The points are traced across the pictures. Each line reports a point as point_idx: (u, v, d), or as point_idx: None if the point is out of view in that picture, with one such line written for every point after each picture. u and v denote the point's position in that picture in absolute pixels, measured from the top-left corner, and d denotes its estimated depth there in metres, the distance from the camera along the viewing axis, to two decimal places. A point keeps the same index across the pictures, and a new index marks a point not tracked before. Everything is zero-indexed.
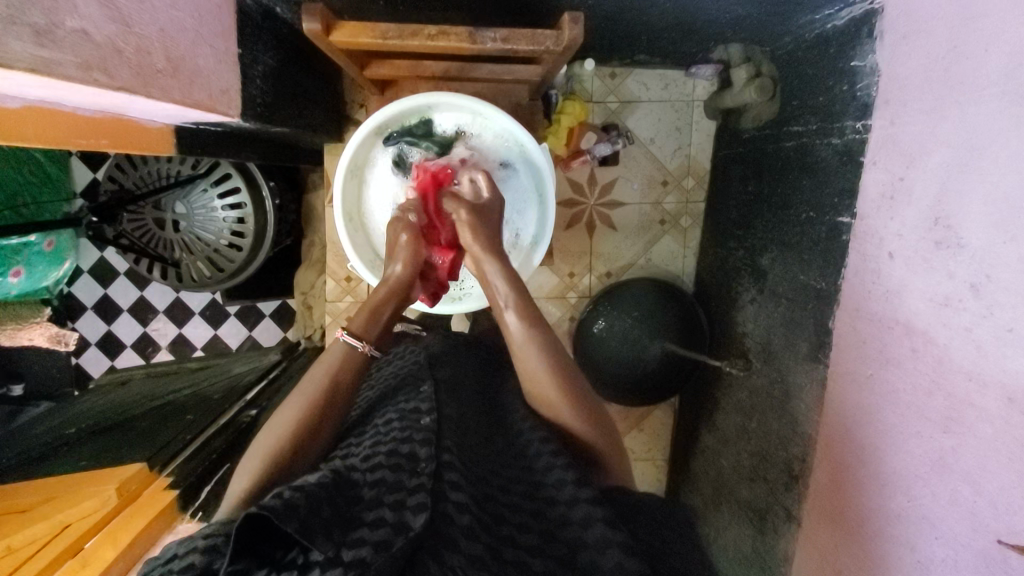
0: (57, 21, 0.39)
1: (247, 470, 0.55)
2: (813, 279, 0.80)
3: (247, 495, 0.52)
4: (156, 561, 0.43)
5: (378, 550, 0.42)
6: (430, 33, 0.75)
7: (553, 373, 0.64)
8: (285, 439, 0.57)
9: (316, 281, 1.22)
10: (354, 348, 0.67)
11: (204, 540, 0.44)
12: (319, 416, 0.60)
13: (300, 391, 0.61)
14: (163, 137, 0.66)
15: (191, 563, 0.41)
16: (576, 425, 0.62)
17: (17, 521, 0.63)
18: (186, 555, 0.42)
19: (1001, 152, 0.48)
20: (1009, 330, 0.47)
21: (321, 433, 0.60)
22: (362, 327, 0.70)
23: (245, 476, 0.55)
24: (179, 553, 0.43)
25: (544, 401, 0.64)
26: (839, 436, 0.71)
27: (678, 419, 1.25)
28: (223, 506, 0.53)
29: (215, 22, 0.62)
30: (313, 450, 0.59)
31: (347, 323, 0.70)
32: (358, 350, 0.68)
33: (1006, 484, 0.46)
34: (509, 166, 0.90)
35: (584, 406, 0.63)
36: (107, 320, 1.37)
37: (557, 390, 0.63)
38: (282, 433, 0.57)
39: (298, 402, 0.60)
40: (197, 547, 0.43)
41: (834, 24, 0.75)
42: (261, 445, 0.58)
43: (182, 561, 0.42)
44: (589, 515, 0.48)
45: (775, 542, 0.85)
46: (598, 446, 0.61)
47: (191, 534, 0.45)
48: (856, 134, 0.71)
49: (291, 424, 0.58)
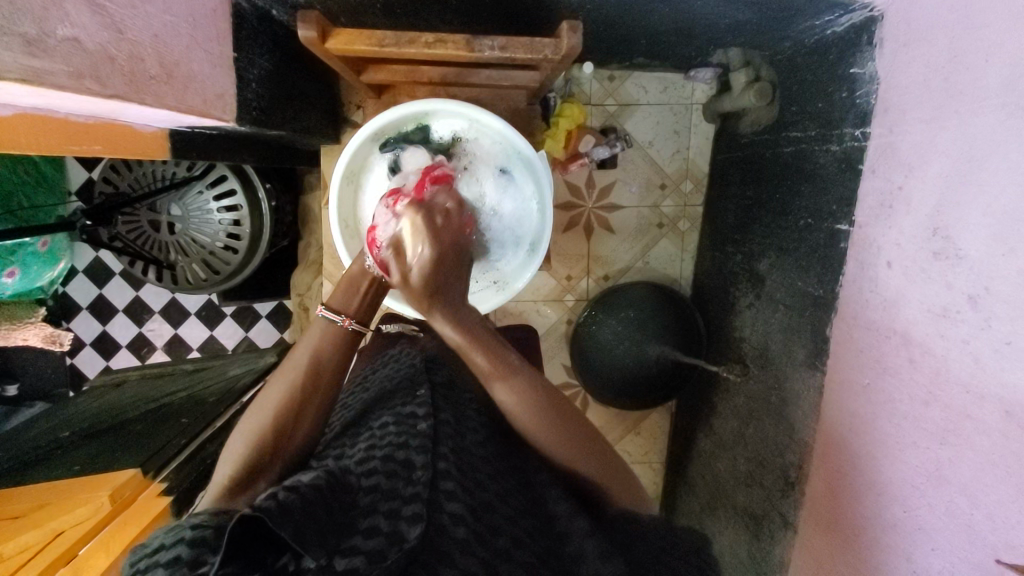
0: (48, 30, 0.39)
1: (231, 457, 0.56)
2: (811, 285, 0.80)
3: (233, 484, 0.54)
4: (142, 551, 0.43)
5: (372, 561, 0.42)
6: (427, 41, 0.75)
7: (537, 409, 0.61)
8: (272, 428, 0.57)
9: (312, 283, 1.20)
10: (334, 323, 0.67)
11: (193, 530, 0.44)
12: (304, 405, 0.60)
13: (283, 378, 0.61)
14: (158, 141, 0.66)
15: (177, 556, 0.41)
16: (572, 458, 0.60)
17: (11, 527, 0.63)
18: (172, 547, 0.42)
19: (1000, 166, 0.48)
20: (1007, 343, 0.46)
21: (307, 426, 0.60)
22: (340, 301, 0.70)
23: (229, 463, 0.56)
24: (168, 544, 0.43)
25: (541, 440, 0.61)
26: (837, 444, 0.71)
27: (675, 423, 1.25)
28: (206, 495, 0.54)
29: (211, 27, 0.62)
30: (301, 438, 0.59)
31: (326, 300, 0.69)
32: (339, 325, 0.67)
33: (1004, 498, 0.46)
34: (509, 173, 0.89)
35: (581, 439, 0.61)
36: (102, 319, 1.36)
37: (546, 424, 0.60)
38: (267, 424, 0.57)
39: (282, 393, 0.59)
40: (185, 538, 0.43)
41: (834, 30, 0.74)
42: (244, 436, 0.57)
43: (170, 554, 0.41)
44: (583, 549, 0.51)
45: (772, 549, 0.85)
46: (602, 473, 0.60)
47: (179, 525, 0.45)
48: (856, 141, 0.71)
49: (276, 410, 0.58)
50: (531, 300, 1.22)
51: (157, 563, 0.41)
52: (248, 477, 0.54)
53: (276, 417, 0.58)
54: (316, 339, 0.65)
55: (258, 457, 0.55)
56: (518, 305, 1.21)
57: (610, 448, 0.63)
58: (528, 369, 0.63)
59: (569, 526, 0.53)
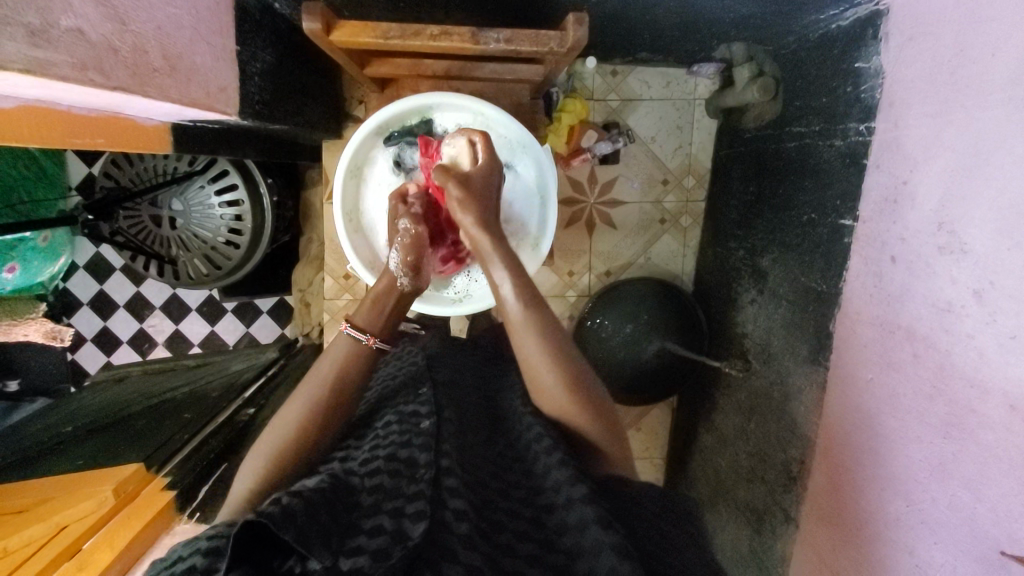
0: (51, 21, 0.39)
1: (250, 471, 0.55)
2: (814, 281, 0.80)
3: (252, 496, 0.52)
4: (160, 564, 0.43)
5: (376, 559, 0.42)
6: (432, 33, 0.74)
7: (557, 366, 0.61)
8: (290, 440, 0.56)
9: (314, 279, 1.23)
10: (359, 342, 0.66)
11: (208, 540, 0.43)
12: (325, 417, 0.59)
13: (304, 393, 0.60)
14: (159, 135, 0.65)
15: (193, 565, 0.40)
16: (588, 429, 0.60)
17: (15, 520, 0.63)
18: (188, 557, 0.41)
19: (1007, 160, 0.48)
20: (1013, 338, 0.46)
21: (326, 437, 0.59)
22: (366, 319, 0.69)
23: (248, 478, 0.55)
24: (183, 555, 0.42)
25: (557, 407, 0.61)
26: (839, 438, 0.71)
27: (676, 419, 1.25)
28: (225, 508, 0.53)
29: (214, 20, 0.61)
30: (319, 450, 0.58)
31: (350, 317, 0.69)
32: (364, 343, 0.66)
33: (1007, 492, 0.46)
34: (513, 168, 0.89)
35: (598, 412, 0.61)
36: (103, 315, 1.36)
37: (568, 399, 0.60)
38: (288, 436, 0.57)
39: (300, 406, 0.59)
40: (200, 548, 0.42)
41: (840, 24, 0.74)
42: (263, 452, 0.56)
43: (185, 563, 0.41)
44: (584, 518, 0.47)
45: (773, 543, 0.85)
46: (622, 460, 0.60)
47: (197, 535, 0.44)
48: (860, 136, 0.71)
49: (297, 423, 0.58)
50: None
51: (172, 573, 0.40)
52: (267, 487, 0.53)
53: (298, 433, 0.57)
54: (338, 356, 0.64)
55: (279, 469, 0.54)
56: None
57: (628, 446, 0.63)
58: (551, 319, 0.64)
59: (568, 495, 0.50)
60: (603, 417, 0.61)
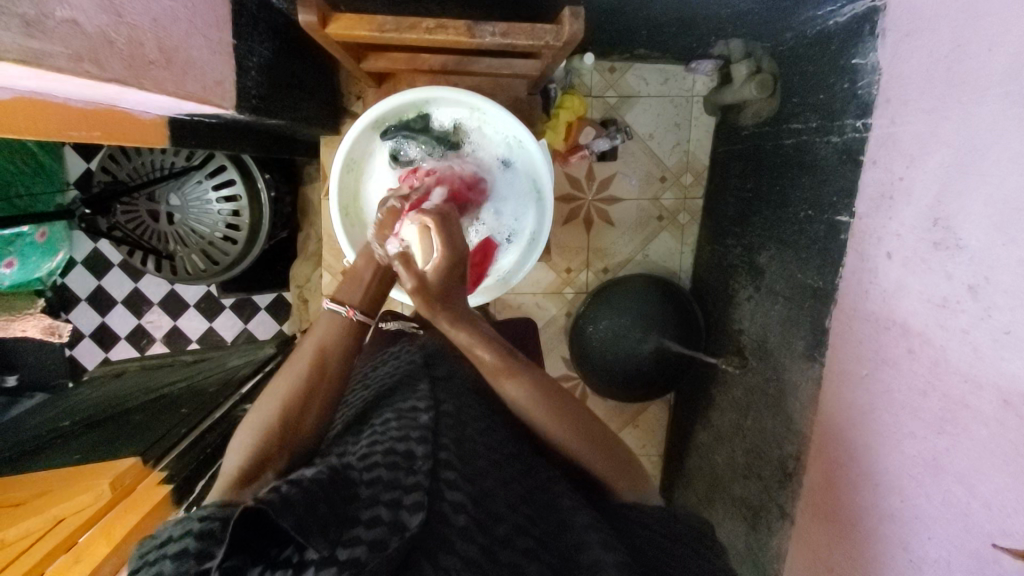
0: (47, 11, 0.39)
1: (241, 447, 0.56)
2: (811, 278, 0.80)
3: (243, 472, 0.53)
4: (153, 543, 0.44)
5: (374, 549, 0.42)
6: (428, 27, 0.75)
7: (553, 416, 0.62)
8: (275, 418, 0.57)
9: (312, 275, 1.22)
10: (337, 314, 0.68)
11: (201, 523, 0.44)
12: (312, 394, 0.61)
13: (289, 370, 0.62)
14: (156, 129, 0.66)
15: (185, 547, 0.42)
16: (546, 417, 0.62)
17: (11, 513, 0.63)
18: (180, 539, 0.43)
19: (1001, 155, 0.48)
20: (1007, 333, 0.46)
21: (312, 415, 0.60)
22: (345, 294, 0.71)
23: (239, 454, 0.56)
24: (176, 536, 0.43)
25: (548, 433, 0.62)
26: (835, 435, 0.71)
27: (674, 415, 1.25)
28: (216, 484, 0.54)
29: (210, 13, 0.61)
30: (304, 429, 0.59)
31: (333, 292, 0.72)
32: (343, 316, 0.68)
33: (999, 487, 0.47)
34: (510, 165, 0.90)
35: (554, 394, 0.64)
36: (101, 311, 1.36)
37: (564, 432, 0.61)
38: (277, 416, 0.58)
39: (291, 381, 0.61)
40: (192, 530, 0.43)
41: (836, 21, 0.75)
42: (252, 429, 0.57)
43: (178, 545, 0.42)
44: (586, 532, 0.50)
45: (768, 540, 0.85)
46: (617, 479, 0.61)
47: (188, 517, 0.45)
48: (856, 132, 0.71)
49: (283, 398, 0.59)
50: (530, 293, 1.22)
51: (164, 555, 0.41)
52: (259, 466, 0.54)
53: (284, 409, 0.58)
54: (323, 331, 0.67)
55: (268, 448, 0.56)
56: (518, 298, 1.22)
57: (631, 457, 0.63)
58: (537, 373, 0.65)
59: None
60: (597, 442, 0.61)
